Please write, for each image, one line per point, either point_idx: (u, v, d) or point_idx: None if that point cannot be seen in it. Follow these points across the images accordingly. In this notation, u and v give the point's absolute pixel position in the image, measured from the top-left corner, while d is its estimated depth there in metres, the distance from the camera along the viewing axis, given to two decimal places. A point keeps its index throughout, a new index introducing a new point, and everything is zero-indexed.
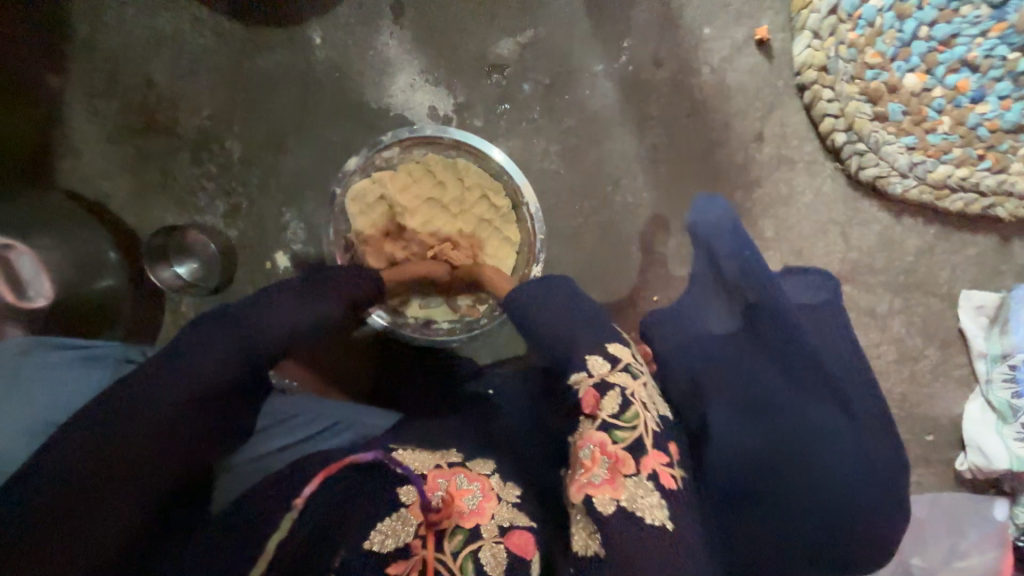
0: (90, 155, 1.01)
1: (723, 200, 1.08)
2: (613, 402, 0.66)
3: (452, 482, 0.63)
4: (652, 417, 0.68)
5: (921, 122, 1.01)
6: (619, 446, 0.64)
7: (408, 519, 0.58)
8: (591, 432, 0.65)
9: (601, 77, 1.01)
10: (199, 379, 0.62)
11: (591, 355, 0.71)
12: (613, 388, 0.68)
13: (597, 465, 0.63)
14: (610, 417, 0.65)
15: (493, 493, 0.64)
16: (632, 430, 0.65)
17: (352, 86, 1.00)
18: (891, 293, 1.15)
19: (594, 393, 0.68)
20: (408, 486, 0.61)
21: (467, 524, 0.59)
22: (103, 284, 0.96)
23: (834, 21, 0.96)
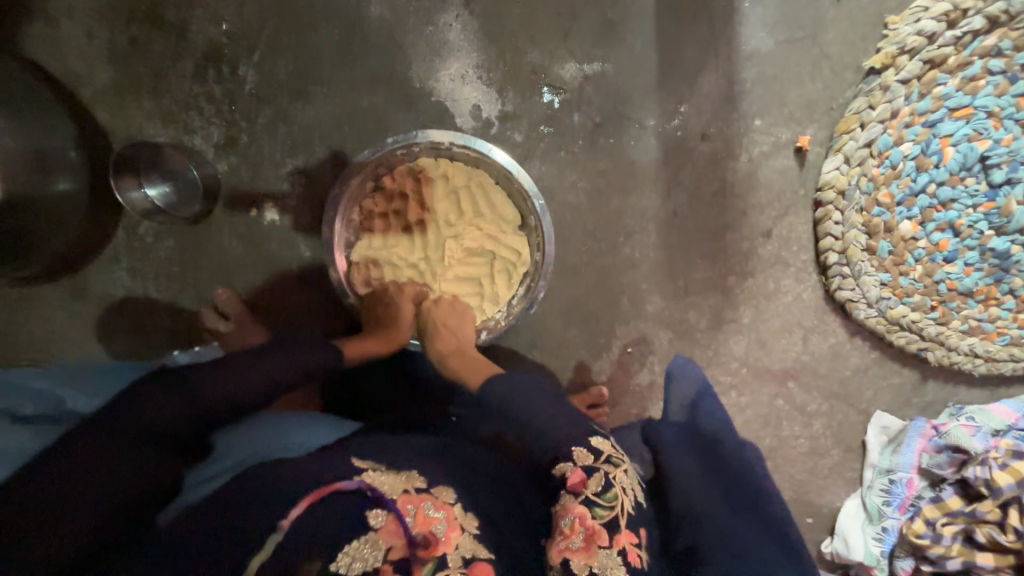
0: (74, 31, 0.87)
1: (717, 279, 1.13)
2: (599, 481, 0.69)
3: (419, 509, 0.61)
4: (630, 498, 0.71)
5: (899, 264, 1.12)
6: (597, 523, 0.66)
7: (378, 544, 0.57)
8: (574, 504, 0.68)
9: (649, 131, 1.00)
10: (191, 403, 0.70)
11: (575, 449, 0.72)
12: (598, 471, 0.70)
13: (576, 534, 0.65)
14: (594, 495, 0.68)
15: (458, 524, 0.63)
16: (609, 510, 0.67)
17: (399, 54, 0.92)
18: (823, 397, 1.29)
19: (581, 474, 0.70)
20: (377, 509, 0.59)
21: (437, 554, 0.58)
22: (60, 184, 0.83)
23: (866, 153, 1.01)
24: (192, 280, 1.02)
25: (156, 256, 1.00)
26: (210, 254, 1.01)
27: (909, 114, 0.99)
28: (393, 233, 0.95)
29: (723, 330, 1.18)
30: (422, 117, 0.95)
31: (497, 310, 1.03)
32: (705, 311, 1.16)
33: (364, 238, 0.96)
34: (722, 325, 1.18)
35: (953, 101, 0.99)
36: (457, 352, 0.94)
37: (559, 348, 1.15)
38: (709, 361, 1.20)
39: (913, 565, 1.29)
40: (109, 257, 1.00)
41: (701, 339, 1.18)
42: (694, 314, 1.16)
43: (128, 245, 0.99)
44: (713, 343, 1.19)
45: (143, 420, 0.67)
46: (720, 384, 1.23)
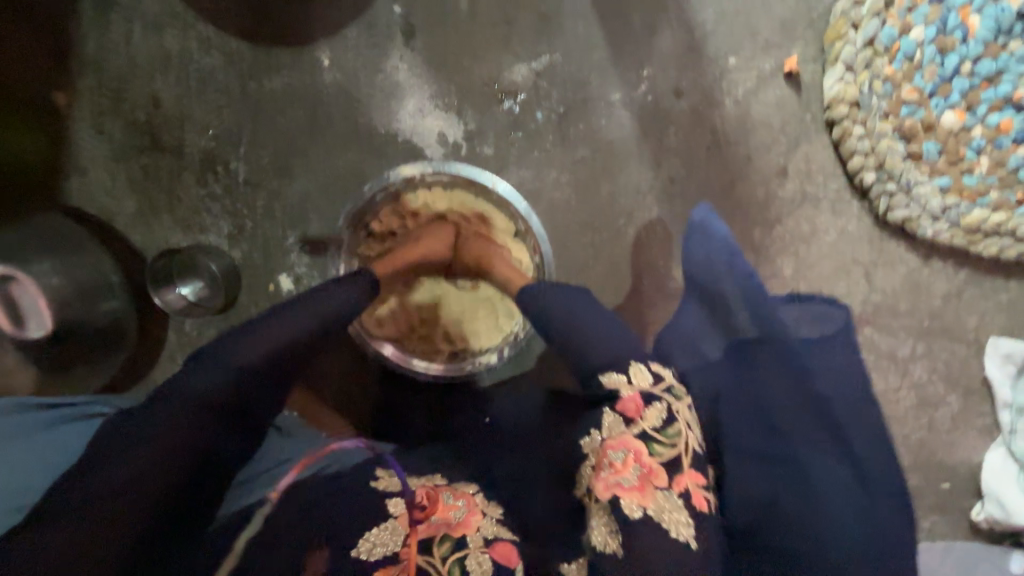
0: (95, 174, 1.00)
1: (741, 236, 1.03)
2: (659, 416, 0.68)
3: (440, 496, 0.65)
4: (692, 438, 0.69)
5: (957, 163, 0.96)
6: (654, 460, 0.65)
7: (397, 530, 0.60)
8: (630, 439, 0.66)
9: (618, 106, 0.96)
10: (198, 399, 0.64)
11: (632, 362, 0.74)
12: (659, 402, 0.69)
13: (629, 471, 0.64)
14: (653, 430, 0.67)
15: (478, 510, 0.66)
16: (669, 448, 0.66)
17: (359, 109, 0.97)
18: (915, 337, 1.10)
19: (638, 401, 0.69)
20: (395, 501, 0.64)
21: (454, 534, 0.60)
22: (106, 305, 0.97)
23: (869, 54, 0.90)
24: None
25: (202, 349, 1.10)
26: None
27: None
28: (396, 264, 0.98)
29: (765, 289, 1.06)
30: (394, 160, 0.99)
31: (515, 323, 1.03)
32: None
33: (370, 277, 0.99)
34: (762, 284, 1.06)
35: None
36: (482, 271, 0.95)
37: None
38: None
39: None
40: (165, 359, 1.11)
41: None
42: None
43: (179, 344, 1.10)
44: None
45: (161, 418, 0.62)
46: None
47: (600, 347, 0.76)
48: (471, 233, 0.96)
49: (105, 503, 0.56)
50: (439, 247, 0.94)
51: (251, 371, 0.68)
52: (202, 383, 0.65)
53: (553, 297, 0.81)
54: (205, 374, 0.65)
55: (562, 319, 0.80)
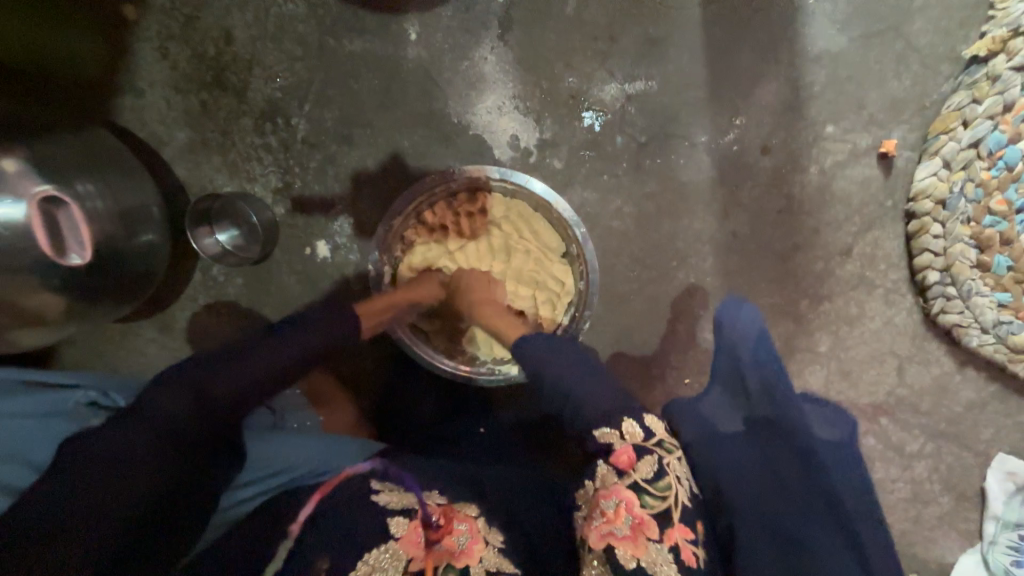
0: (152, 99, 0.96)
1: (786, 304, 1.02)
2: (650, 467, 0.69)
3: (447, 521, 0.63)
4: (683, 491, 0.70)
5: (1022, 282, 0.93)
6: (647, 513, 0.66)
7: (398, 554, 0.58)
8: (621, 488, 0.67)
9: (701, 149, 0.92)
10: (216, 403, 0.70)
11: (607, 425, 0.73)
12: (651, 454, 0.70)
13: (621, 521, 0.65)
14: (644, 480, 0.68)
15: (481, 536, 0.64)
16: (662, 500, 0.67)
17: (435, 93, 0.92)
18: (926, 436, 1.10)
19: (630, 455, 0.70)
20: (399, 518, 0.61)
21: (458, 564, 0.60)
22: (143, 238, 0.93)
23: (970, 155, 0.86)
24: (256, 316, 1.09)
25: (225, 295, 1.09)
26: (271, 291, 1.07)
27: None
28: (436, 253, 0.97)
29: (796, 360, 1.05)
30: (460, 152, 0.95)
31: None
32: (775, 339, 1.04)
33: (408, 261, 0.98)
34: (794, 355, 1.05)
35: None
36: (479, 308, 0.93)
37: None
38: None
39: None
40: (187, 297, 1.10)
41: None
42: None
43: (204, 285, 1.09)
44: (785, 375, 1.07)
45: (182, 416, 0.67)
46: None
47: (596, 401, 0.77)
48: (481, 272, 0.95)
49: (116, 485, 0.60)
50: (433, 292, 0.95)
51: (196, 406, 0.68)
52: (160, 418, 0.65)
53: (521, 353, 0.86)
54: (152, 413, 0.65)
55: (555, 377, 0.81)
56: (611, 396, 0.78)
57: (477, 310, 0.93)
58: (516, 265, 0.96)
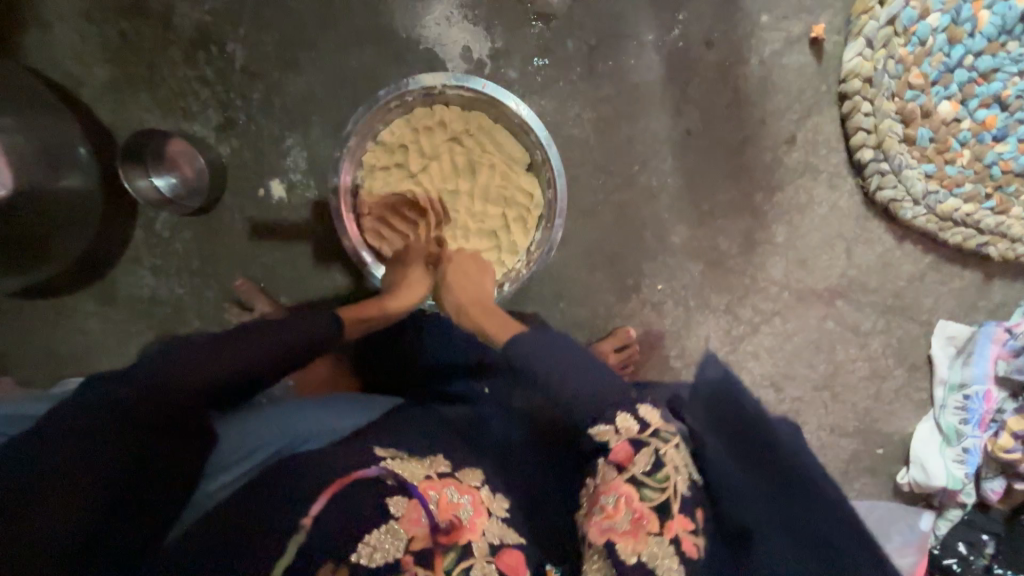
0: (64, 32, 0.88)
1: (743, 198, 1.07)
2: (648, 459, 0.58)
3: (442, 495, 0.59)
4: (682, 481, 0.60)
5: (943, 152, 1.03)
6: (646, 505, 0.57)
7: (398, 533, 0.54)
8: (619, 483, 0.58)
9: (649, 48, 0.95)
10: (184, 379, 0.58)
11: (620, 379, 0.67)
12: (648, 446, 0.59)
13: (620, 516, 0.56)
14: (643, 475, 0.58)
15: (483, 508, 0.61)
16: (661, 492, 0.57)
17: (381, 7, 0.90)
18: (877, 313, 1.20)
19: (627, 450, 0.59)
20: (397, 496, 0.57)
21: (461, 541, 0.56)
22: (66, 182, 0.83)
23: (890, 32, 0.94)
24: (211, 271, 1.02)
25: (173, 251, 1.01)
26: (224, 241, 1.00)
27: None
28: (399, 180, 0.95)
29: (757, 253, 1.11)
30: (412, 68, 0.93)
31: (517, 259, 0.99)
32: (736, 235, 1.09)
33: (368, 190, 0.94)
34: (755, 248, 1.11)
35: None
36: (479, 303, 0.86)
37: (586, 295, 1.09)
38: (747, 288, 1.13)
39: (1005, 484, 1.20)
40: (130, 258, 1.01)
41: (734, 266, 1.12)
42: (723, 240, 1.09)
43: (148, 242, 1.00)
44: (749, 269, 1.12)
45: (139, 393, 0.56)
46: (763, 313, 1.15)
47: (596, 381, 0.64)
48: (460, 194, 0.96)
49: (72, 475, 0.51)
50: (422, 290, 0.91)
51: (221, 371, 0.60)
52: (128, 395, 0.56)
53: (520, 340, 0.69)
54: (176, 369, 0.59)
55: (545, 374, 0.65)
56: (607, 382, 0.65)
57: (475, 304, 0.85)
58: (482, 181, 0.95)
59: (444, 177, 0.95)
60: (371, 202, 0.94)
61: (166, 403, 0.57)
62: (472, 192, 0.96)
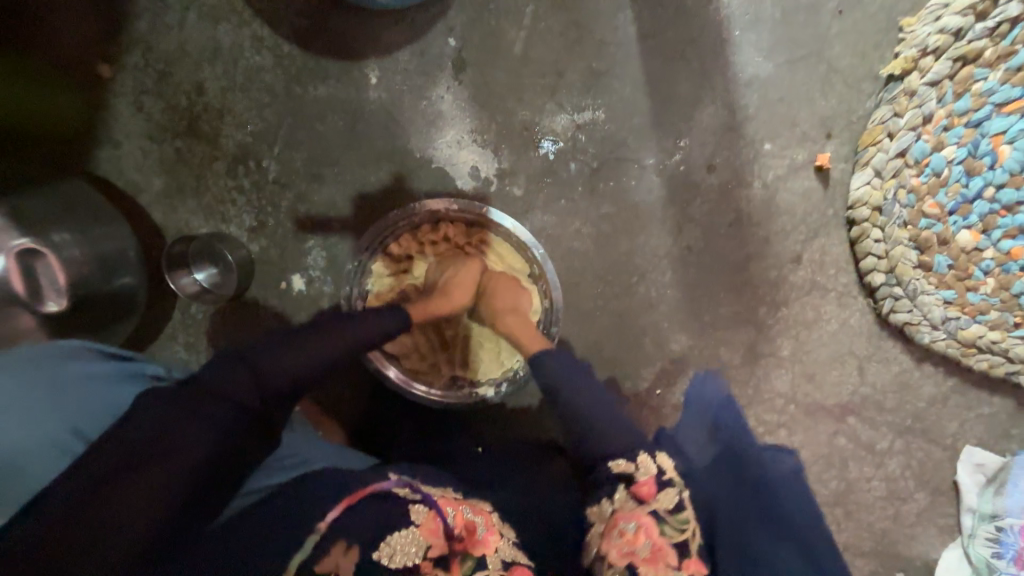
0: (128, 149, 1.01)
1: (746, 311, 1.06)
2: (671, 497, 0.66)
3: (459, 511, 0.68)
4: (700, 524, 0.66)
5: (964, 279, 0.99)
6: (665, 539, 0.63)
7: (418, 541, 0.60)
8: (642, 513, 0.65)
9: (651, 170, 0.98)
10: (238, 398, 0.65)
11: (619, 461, 0.70)
12: (672, 486, 0.67)
13: (641, 542, 0.63)
14: (666, 511, 0.65)
15: (495, 529, 0.69)
16: (680, 531, 0.64)
17: (398, 131, 0.98)
18: (894, 433, 1.13)
19: (651, 486, 0.67)
20: (417, 505, 0.65)
21: (475, 553, 0.63)
22: (119, 281, 0.95)
23: (899, 164, 0.92)
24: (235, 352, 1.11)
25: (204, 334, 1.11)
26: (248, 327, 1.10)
27: (946, 116, 0.89)
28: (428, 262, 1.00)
29: (761, 365, 1.09)
30: (424, 185, 1.00)
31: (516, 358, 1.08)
32: (739, 346, 1.08)
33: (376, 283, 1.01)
34: (758, 360, 1.09)
35: (998, 96, 0.87)
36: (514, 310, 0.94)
37: None
38: (750, 399, 1.11)
39: None
40: (166, 337, 1.12)
41: (736, 376, 1.10)
42: (725, 350, 1.08)
43: (183, 324, 1.11)
44: (752, 380, 1.10)
45: (205, 407, 0.63)
46: (767, 424, 1.13)
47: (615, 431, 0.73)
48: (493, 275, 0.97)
49: (132, 496, 0.57)
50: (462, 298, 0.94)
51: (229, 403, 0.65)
52: (184, 417, 0.62)
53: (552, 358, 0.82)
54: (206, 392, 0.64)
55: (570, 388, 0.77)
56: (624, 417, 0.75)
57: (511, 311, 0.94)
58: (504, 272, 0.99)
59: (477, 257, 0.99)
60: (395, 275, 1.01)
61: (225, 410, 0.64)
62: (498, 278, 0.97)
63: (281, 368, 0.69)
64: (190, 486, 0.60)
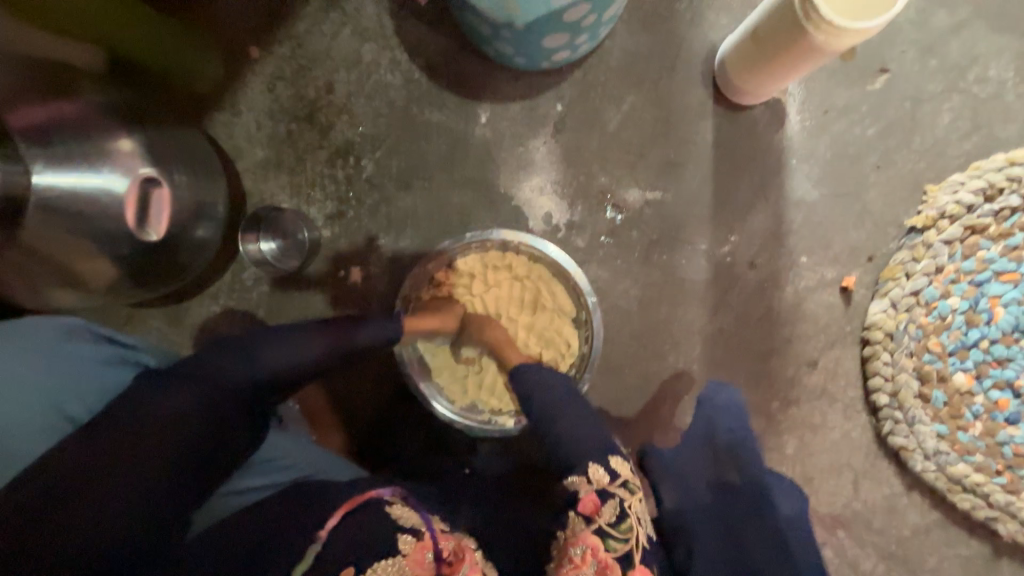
0: (245, 120, 1.11)
1: (760, 402, 1.13)
2: (612, 513, 0.74)
3: (446, 548, 0.67)
4: (642, 531, 0.75)
5: (957, 417, 1.09)
6: (609, 555, 0.71)
7: (403, 569, 0.63)
8: (586, 534, 0.73)
9: (701, 254, 1.10)
10: (202, 391, 0.74)
11: (592, 462, 0.78)
12: (614, 497, 0.75)
13: (586, 567, 0.71)
14: (608, 525, 0.73)
15: (481, 570, 0.68)
16: (623, 544, 0.72)
17: (490, 167, 1.10)
18: (878, 556, 1.16)
19: (594, 502, 0.75)
20: (406, 535, 0.66)
21: None
22: (197, 233, 0.99)
23: (912, 301, 1.06)
24: (271, 326, 1.13)
25: (248, 300, 1.13)
26: (295, 305, 1.13)
27: (955, 272, 1.05)
28: (474, 285, 1.07)
29: (765, 457, 1.14)
30: (499, 216, 1.10)
31: None
32: None
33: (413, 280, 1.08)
34: (763, 452, 1.14)
35: (998, 265, 1.03)
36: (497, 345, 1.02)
37: None
38: None
39: None
40: (209, 295, 1.14)
41: None
42: None
43: (231, 286, 1.13)
44: None
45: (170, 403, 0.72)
46: None
47: (575, 439, 0.81)
48: (537, 324, 1.07)
49: (112, 487, 0.66)
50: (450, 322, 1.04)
51: (228, 382, 0.76)
52: (154, 415, 0.70)
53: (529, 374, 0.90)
54: (170, 389, 0.73)
55: (544, 403, 0.85)
56: (593, 430, 0.83)
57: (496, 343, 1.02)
58: (552, 317, 1.08)
59: (506, 300, 1.08)
60: (436, 280, 1.08)
61: (189, 406, 0.72)
62: (531, 328, 1.07)
63: (270, 366, 0.80)
64: (161, 485, 0.69)
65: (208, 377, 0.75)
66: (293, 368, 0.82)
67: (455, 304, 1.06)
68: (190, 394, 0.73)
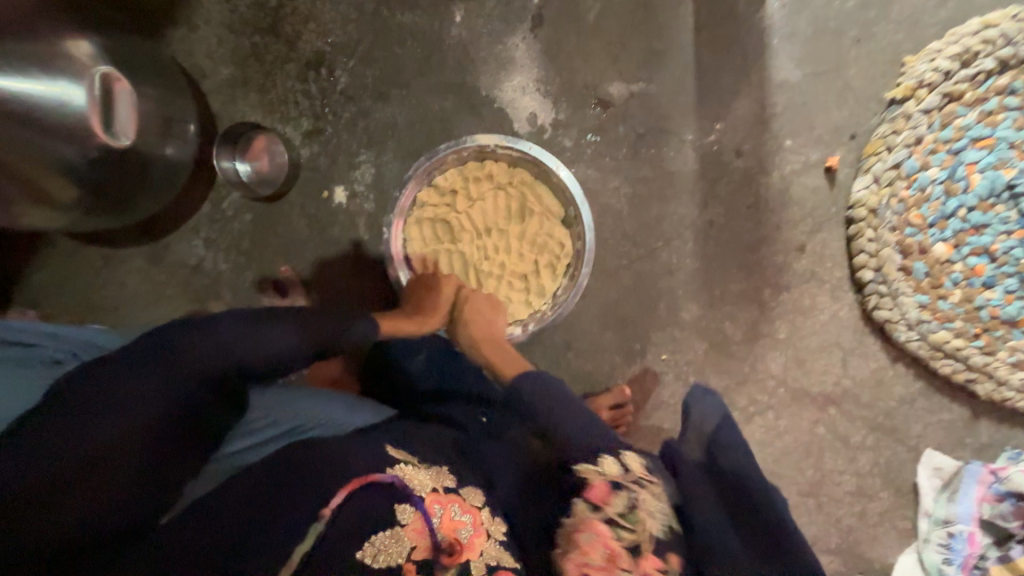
0: (205, 34, 1.05)
1: (752, 291, 1.16)
2: (624, 501, 0.65)
3: (446, 512, 0.64)
4: (656, 520, 0.65)
5: (937, 287, 1.13)
6: (619, 544, 0.63)
7: (403, 540, 0.59)
8: (597, 523, 0.65)
9: (688, 146, 1.10)
10: (194, 357, 0.67)
11: (605, 454, 0.69)
12: (626, 490, 0.66)
13: (596, 553, 0.63)
14: (618, 515, 0.65)
15: (483, 530, 0.65)
16: (633, 532, 0.64)
17: (469, 69, 1.06)
18: (867, 428, 1.22)
19: (605, 488, 0.66)
20: (404, 505, 0.62)
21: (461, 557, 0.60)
22: (167, 150, 0.94)
23: (894, 175, 1.08)
24: (257, 254, 1.10)
25: (230, 229, 1.10)
26: (280, 230, 1.10)
27: (934, 141, 1.07)
28: (465, 199, 1.06)
29: (758, 344, 1.18)
30: (483, 121, 1.08)
31: (543, 302, 1.07)
32: (742, 323, 1.17)
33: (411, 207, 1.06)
34: (757, 339, 1.18)
35: (974, 131, 1.06)
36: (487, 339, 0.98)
37: (593, 349, 1.16)
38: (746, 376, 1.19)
39: None
40: (189, 227, 1.10)
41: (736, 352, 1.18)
42: (729, 325, 1.17)
43: (210, 217, 1.09)
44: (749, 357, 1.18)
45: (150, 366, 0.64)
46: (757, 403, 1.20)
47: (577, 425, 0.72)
48: (529, 228, 1.06)
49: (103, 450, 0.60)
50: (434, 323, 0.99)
51: (197, 366, 0.67)
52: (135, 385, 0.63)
53: (527, 382, 0.79)
54: (163, 353, 0.66)
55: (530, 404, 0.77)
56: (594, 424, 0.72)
57: (483, 340, 0.98)
58: (543, 218, 1.06)
59: (499, 210, 1.06)
60: (426, 201, 1.06)
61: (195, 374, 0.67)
62: (524, 233, 1.06)
63: (253, 356, 0.70)
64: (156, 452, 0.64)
65: (175, 360, 0.66)
66: (276, 358, 0.72)
67: (451, 284, 1.01)
68: (156, 381, 0.64)
